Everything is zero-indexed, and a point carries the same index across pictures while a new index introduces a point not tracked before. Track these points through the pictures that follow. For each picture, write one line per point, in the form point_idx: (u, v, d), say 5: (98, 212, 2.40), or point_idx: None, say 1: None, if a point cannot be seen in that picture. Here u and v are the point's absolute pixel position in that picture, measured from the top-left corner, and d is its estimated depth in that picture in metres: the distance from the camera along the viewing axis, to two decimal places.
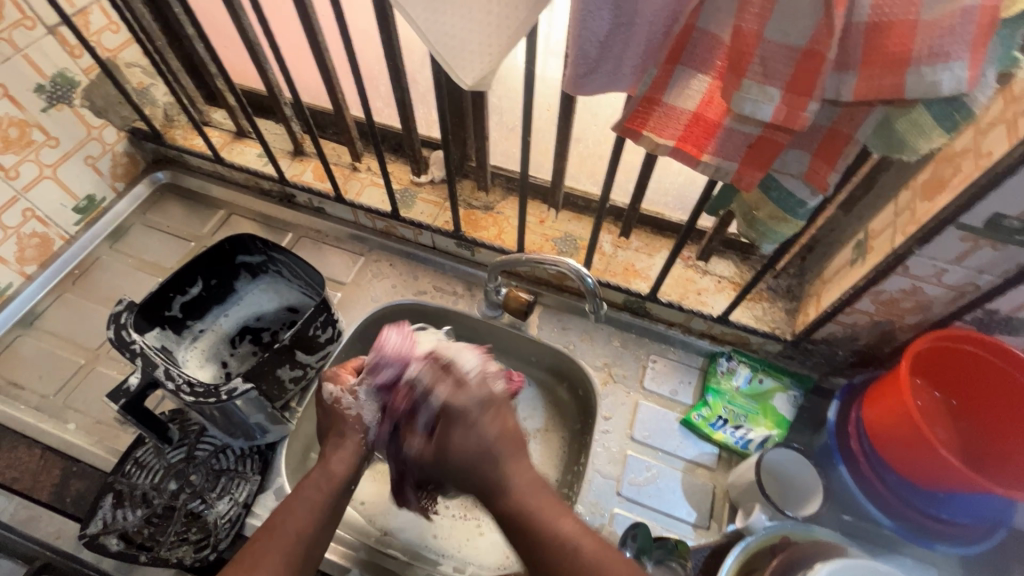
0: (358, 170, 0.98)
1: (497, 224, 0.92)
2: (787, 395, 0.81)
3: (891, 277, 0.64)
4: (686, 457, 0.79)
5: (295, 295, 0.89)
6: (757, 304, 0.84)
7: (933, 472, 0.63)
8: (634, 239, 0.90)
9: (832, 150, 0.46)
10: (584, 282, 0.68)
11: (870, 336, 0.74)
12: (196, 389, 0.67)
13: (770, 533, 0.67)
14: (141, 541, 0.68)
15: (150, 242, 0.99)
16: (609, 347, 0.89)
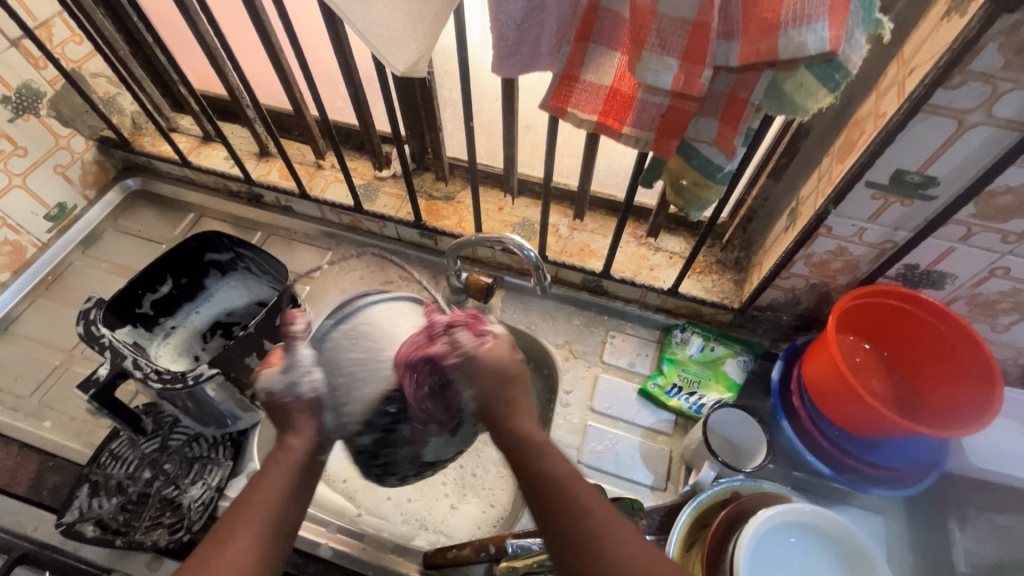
0: (322, 168, 1.02)
1: (457, 213, 0.96)
2: (737, 360, 0.84)
3: (818, 238, 0.68)
4: (644, 425, 0.83)
5: (264, 289, 0.92)
6: (707, 276, 0.88)
7: (866, 419, 0.67)
8: (588, 221, 0.94)
9: (734, 115, 0.50)
10: (528, 256, 0.72)
11: (809, 298, 0.78)
12: (164, 376, 0.69)
13: (722, 489, 0.71)
14: (116, 527, 0.70)
15: (122, 246, 1.02)
16: (569, 325, 0.92)
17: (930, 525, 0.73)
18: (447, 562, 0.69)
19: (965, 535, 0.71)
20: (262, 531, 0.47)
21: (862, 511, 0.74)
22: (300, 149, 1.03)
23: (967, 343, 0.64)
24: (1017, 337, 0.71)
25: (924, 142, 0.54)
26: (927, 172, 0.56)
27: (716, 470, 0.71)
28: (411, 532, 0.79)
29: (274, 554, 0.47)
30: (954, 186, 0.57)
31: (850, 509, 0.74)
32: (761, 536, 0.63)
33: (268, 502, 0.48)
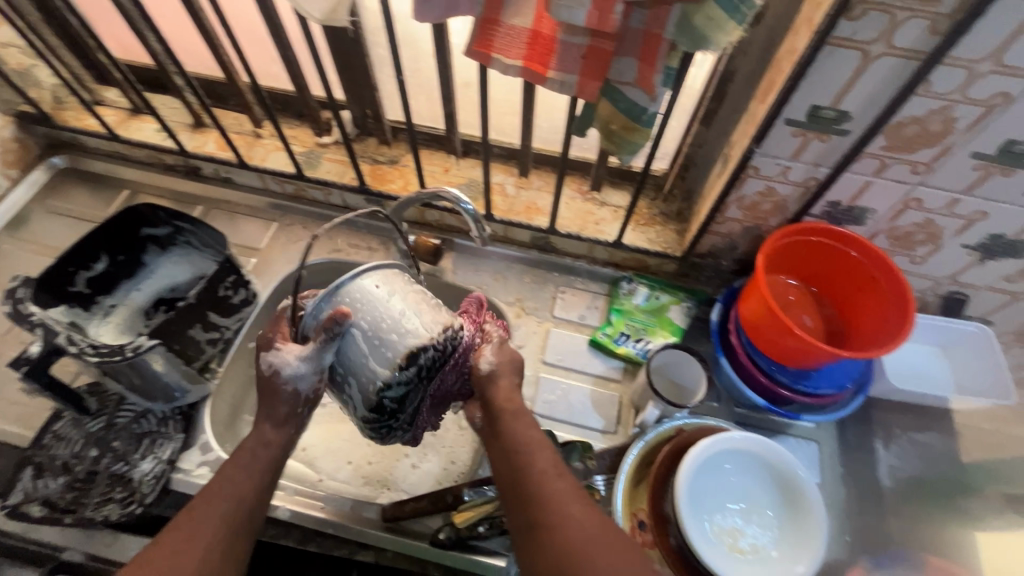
0: (261, 137, 0.99)
1: (403, 177, 0.95)
2: (681, 306, 0.87)
3: (747, 180, 0.70)
4: (594, 373, 0.85)
5: (208, 263, 0.90)
6: (651, 228, 0.90)
7: (795, 350, 0.70)
8: (534, 179, 0.94)
9: (651, 51, 0.52)
10: (464, 208, 0.71)
11: (745, 242, 0.81)
12: (100, 351, 0.67)
13: (666, 428, 0.75)
14: (64, 506, 0.69)
15: (53, 227, 0.97)
16: (521, 284, 0.94)
17: (859, 446, 0.78)
18: (405, 515, 0.71)
19: (889, 452, 0.77)
20: (227, 523, 0.53)
21: (798, 440, 0.79)
22: (237, 118, 1.00)
23: (882, 271, 0.69)
24: (933, 267, 0.76)
25: (834, 75, 0.56)
26: (840, 106, 0.59)
27: (660, 410, 0.74)
28: (372, 491, 0.80)
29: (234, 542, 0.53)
30: (864, 120, 0.59)
31: (786, 438, 0.79)
32: (700, 466, 0.66)
33: (235, 494, 0.55)
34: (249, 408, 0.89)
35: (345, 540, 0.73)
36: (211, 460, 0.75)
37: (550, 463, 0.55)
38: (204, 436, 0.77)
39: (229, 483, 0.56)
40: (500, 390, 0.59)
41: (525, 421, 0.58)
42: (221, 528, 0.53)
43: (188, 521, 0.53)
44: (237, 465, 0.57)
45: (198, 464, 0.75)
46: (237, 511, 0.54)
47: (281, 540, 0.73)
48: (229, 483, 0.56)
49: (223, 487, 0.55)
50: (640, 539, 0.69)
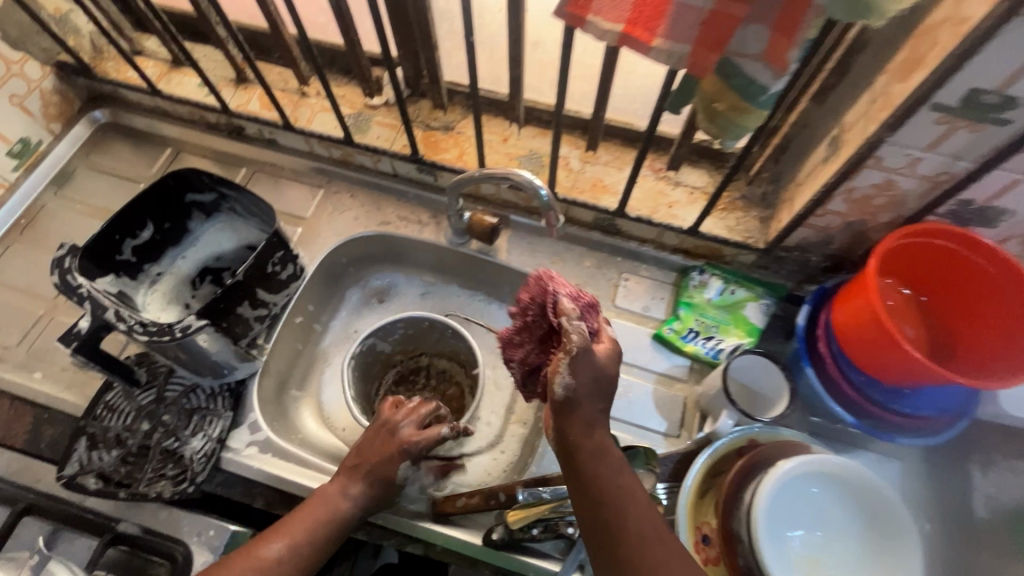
0: (306, 96, 0.92)
1: (458, 145, 0.87)
2: (759, 304, 0.80)
3: (863, 171, 0.61)
4: (657, 371, 0.80)
5: (253, 232, 0.86)
6: (731, 214, 0.82)
7: (897, 368, 0.62)
8: (602, 152, 0.85)
9: (790, 20, 0.43)
10: (541, 197, 0.67)
11: (843, 238, 0.72)
12: (150, 329, 0.65)
13: (738, 437, 0.68)
14: (119, 479, 0.69)
15: (97, 185, 0.94)
16: (581, 268, 0.87)
17: (952, 471, 0.71)
18: (455, 510, 0.68)
19: (986, 480, 0.70)
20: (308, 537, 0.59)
21: (878, 457, 0.73)
22: (282, 74, 0.93)
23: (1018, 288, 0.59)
24: None
25: (1011, 52, 0.46)
26: (1008, 91, 0.48)
27: (734, 419, 0.69)
28: None
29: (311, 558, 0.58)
30: None
31: (865, 453, 0.73)
32: (778, 491, 0.60)
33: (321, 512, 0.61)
34: (296, 382, 0.87)
35: (395, 531, 0.71)
36: (260, 441, 0.74)
37: (649, 522, 0.49)
38: (253, 415, 0.75)
39: (286, 542, 0.57)
40: (575, 422, 0.53)
41: (613, 466, 0.52)
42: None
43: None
44: (297, 526, 0.59)
45: (248, 444, 0.73)
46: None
47: None
48: (280, 546, 0.57)
49: (279, 551, 0.56)
50: (703, 554, 0.65)
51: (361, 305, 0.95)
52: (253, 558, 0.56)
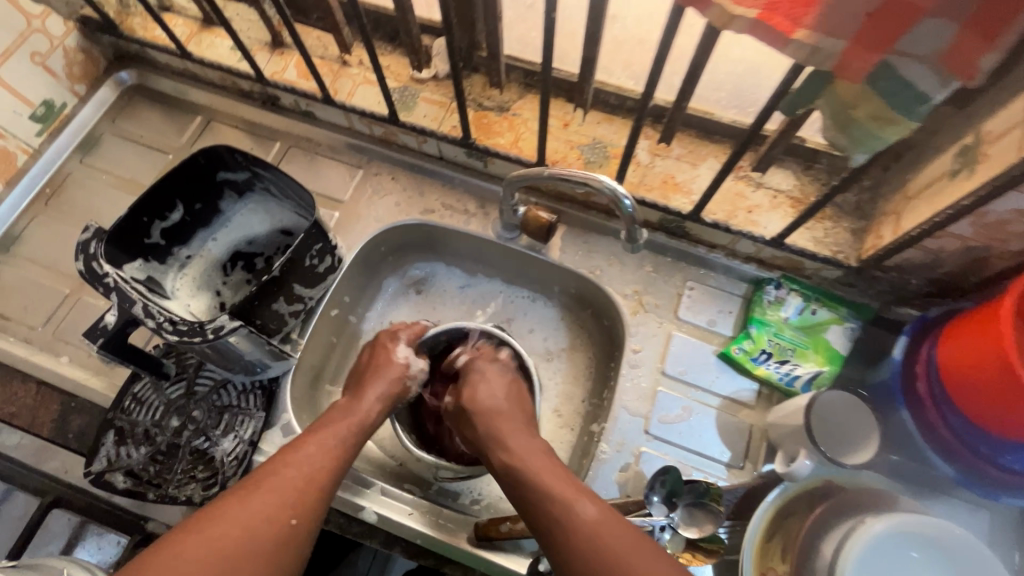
0: (348, 66, 0.84)
1: (513, 129, 0.79)
2: (843, 328, 0.71)
3: (1010, 194, 0.51)
4: (722, 394, 0.73)
5: (288, 216, 0.79)
6: (818, 224, 0.72)
7: (1019, 428, 0.53)
8: (675, 145, 0.76)
9: (989, 17, 0.35)
10: (620, 203, 0.60)
11: (958, 263, 0.63)
12: (179, 328, 0.60)
13: (816, 476, 0.63)
14: (148, 479, 0.65)
15: (124, 154, 0.88)
16: (641, 272, 0.79)
17: None
18: (499, 536, 0.63)
19: None
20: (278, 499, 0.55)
21: (966, 507, 0.64)
22: (322, 39, 0.85)
23: None
24: None
25: None
26: None
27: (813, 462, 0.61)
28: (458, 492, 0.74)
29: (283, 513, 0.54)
30: None
31: (953, 503, 0.64)
32: (867, 543, 0.54)
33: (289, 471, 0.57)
34: (330, 377, 0.83)
35: (434, 551, 0.66)
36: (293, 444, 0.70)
37: (601, 513, 0.54)
38: (287, 416, 0.71)
39: (315, 447, 0.60)
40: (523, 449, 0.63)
41: (554, 478, 0.58)
42: (311, 490, 0.57)
43: (275, 478, 0.56)
44: (322, 435, 0.62)
45: (280, 447, 0.69)
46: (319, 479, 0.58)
47: (364, 540, 0.67)
48: (312, 449, 0.60)
49: (309, 453, 0.60)
50: None
51: (399, 295, 0.89)
52: (285, 458, 0.58)
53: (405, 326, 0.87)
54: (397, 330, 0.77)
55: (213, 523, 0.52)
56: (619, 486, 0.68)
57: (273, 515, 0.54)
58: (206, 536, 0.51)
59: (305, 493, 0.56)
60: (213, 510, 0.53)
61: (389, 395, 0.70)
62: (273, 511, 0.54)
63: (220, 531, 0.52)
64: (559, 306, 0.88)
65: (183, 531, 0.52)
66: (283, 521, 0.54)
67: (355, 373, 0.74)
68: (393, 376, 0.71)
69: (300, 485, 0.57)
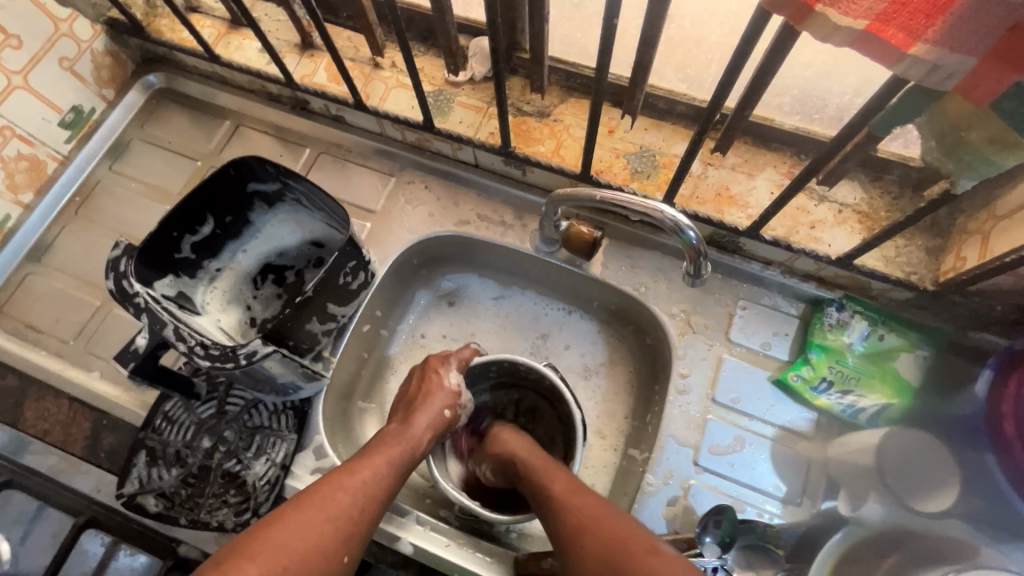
0: (380, 68, 0.80)
1: (555, 136, 0.74)
2: (913, 356, 0.66)
3: None
4: (777, 423, 0.68)
5: (319, 227, 0.76)
6: (889, 241, 0.66)
7: None
8: (730, 154, 0.71)
9: None
10: (685, 235, 0.55)
11: None
12: (211, 353, 0.57)
13: (883, 523, 0.58)
14: (180, 502, 0.64)
15: (153, 161, 0.86)
16: (689, 290, 0.74)
17: None
18: (541, 572, 0.60)
19: None
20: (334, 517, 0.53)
21: None
22: (353, 39, 0.81)
23: None
24: None
25: None
26: None
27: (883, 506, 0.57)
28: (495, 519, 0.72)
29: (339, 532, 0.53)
30: None
31: None
32: None
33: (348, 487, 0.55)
34: (362, 393, 0.81)
35: None
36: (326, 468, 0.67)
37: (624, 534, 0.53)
38: (319, 438, 0.68)
39: (370, 472, 0.58)
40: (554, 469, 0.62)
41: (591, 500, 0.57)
42: (364, 523, 0.55)
43: (333, 504, 0.54)
44: (375, 459, 0.59)
45: (313, 472, 0.67)
46: (371, 509, 0.56)
47: (399, 570, 0.65)
48: (368, 475, 0.57)
49: (366, 479, 0.57)
50: None
51: (431, 307, 0.86)
52: (343, 482, 0.55)
53: (438, 340, 0.85)
54: (448, 354, 0.72)
55: (269, 546, 0.49)
56: (666, 521, 0.64)
57: (329, 551, 0.51)
58: (265, 561, 0.48)
59: (357, 526, 0.54)
60: (271, 533, 0.50)
61: (438, 425, 0.67)
62: (330, 545, 0.52)
63: (279, 558, 0.49)
64: (599, 321, 0.83)
65: (237, 551, 0.49)
66: (337, 555, 0.52)
67: (404, 399, 0.70)
68: (443, 402, 0.68)
69: (356, 516, 0.54)
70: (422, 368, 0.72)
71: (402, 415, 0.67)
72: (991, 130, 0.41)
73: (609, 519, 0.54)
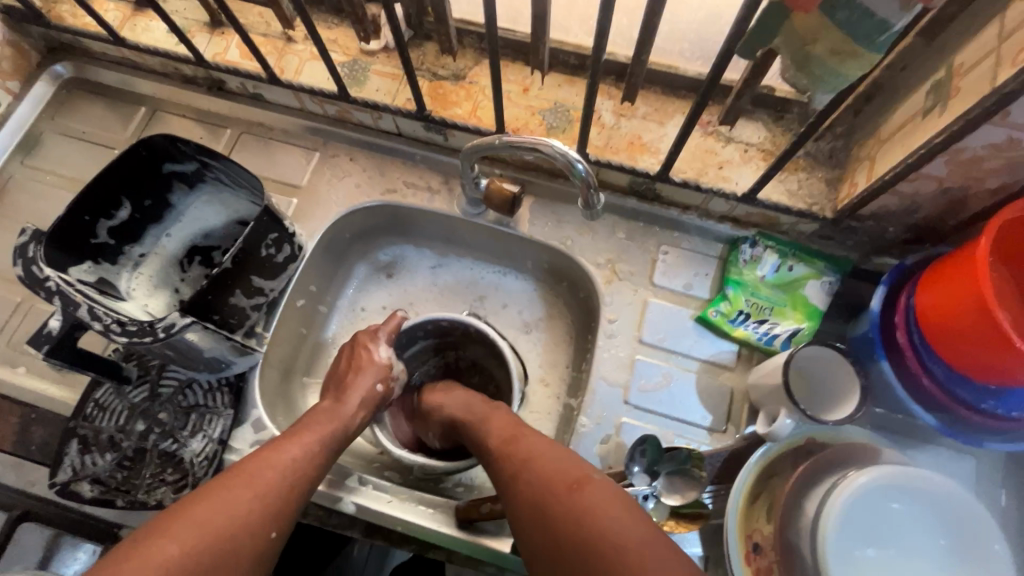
0: (293, 42, 0.80)
1: (471, 98, 0.75)
2: (821, 282, 0.70)
3: (982, 128, 0.49)
4: (701, 358, 0.71)
5: (244, 206, 0.76)
6: (791, 175, 0.70)
7: (1002, 369, 0.52)
8: (640, 104, 0.73)
9: None
10: (574, 170, 0.57)
11: (934, 207, 0.60)
12: (128, 329, 0.57)
13: (797, 435, 0.62)
14: (116, 485, 0.64)
15: (67, 152, 0.83)
16: (613, 240, 0.76)
17: None
18: (481, 518, 0.62)
19: None
20: (268, 494, 0.53)
21: (950, 453, 0.65)
22: (263, 15, 0.80)
23: None
24: None
25: None
26: None
27: (794, 420, 0.60)
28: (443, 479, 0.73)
29: (273, 506, 0.53)
30: None
31: (936, 450, 0.65)
32: (863, 503, 0.53)
33: (279, 462, 0.55)
34: (303, 369, 0.81)
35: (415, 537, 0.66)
36: (266, 440, 0.68)
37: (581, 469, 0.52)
38: (257, 412, 0.69)
39: (299, 451, 0.58)
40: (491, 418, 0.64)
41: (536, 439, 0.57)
42: (292, 499, 0.55)
43: (261, 483, 0.53)
44: (303, 439, 0.59)
45: (252, 444, 0.67)
46: (298, 482, 0.56)
47: (345, 531, 0.66)
48: (297, 454, 0.57)
49: (295, 457, 0.57)
50: (754, 565, 0.59)
51: (369, 280, 0.87)
52: (271, 461, 0.55)
53: (378, 311, 0.85)
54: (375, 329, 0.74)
55: (192, 521, 0.49)
56: (600, 459, 0.67)
57: (255, 527, 0.51)
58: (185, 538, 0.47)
59: (287, 503, 0.54)
60: (194, 512, 0.49)
61: (369, 401, 0.68)
62: (257, 520, 0.51)
63: (199, 533, 0.48)
64: (535, 280, 0.85)
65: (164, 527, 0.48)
66: (264, 529, 0.52)
67: (334, 379, 0.71)
68: (374, 375, 0.70)
69: (283, 493, 0.54)
70: (352, 345, 0.73)
71: (335, 394, 0.68)
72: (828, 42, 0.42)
73: (553, 458, 0.54)
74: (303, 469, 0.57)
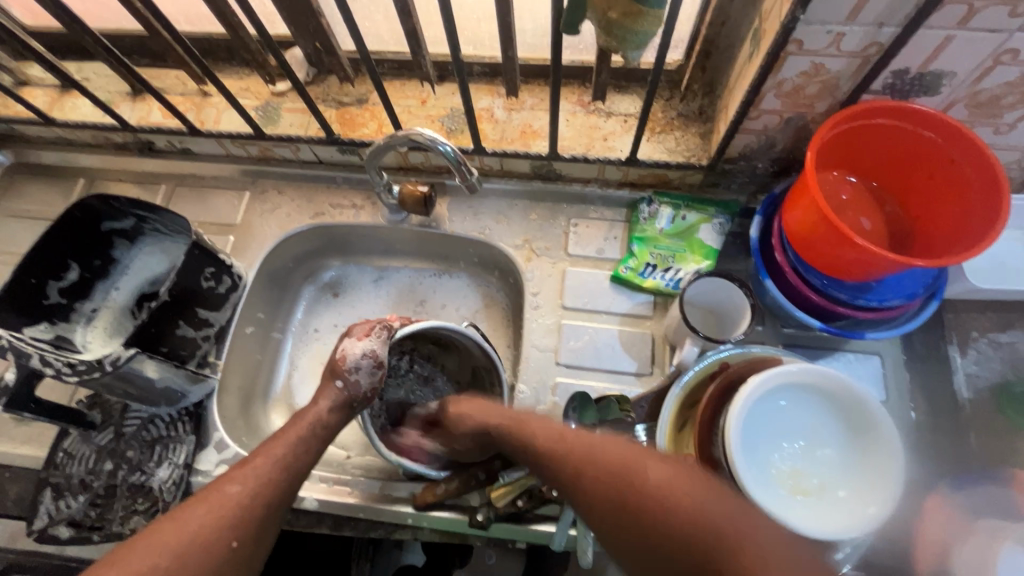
0: (209, 96, 0.87)
1: (375, 117, 0.82)
2: (712, 224, 0.76)
3: (787, 59, 0.56)
4: (620, 312, 0.77)
5: (183, 251, 0.83)
6: (668, 135, 0.77)
7: (860, 262, 0.58)
8: (525, 96, 0.81)
9: None
10: (441, 151, 0.66)
11: (786, 138, 0.68)
12: (79, 369, 0.62)
13: (710, 362, 0.67)
14: (91, 523, 0.67)
15: (14, 231, 0.89)
16: (527, 223, 0.83)
17: (935, 356, 0.69)
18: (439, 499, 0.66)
19: (968, 360, 0.68)
20: (242, 521, 0.51)
21: (858, 355, 0.69)
22: (179, 77, 0.88)
23: (972, 156, 0.55)
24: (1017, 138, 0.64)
25: None
26: None
27: (699, 346, 0.67)
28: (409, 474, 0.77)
29: (248, 523, 0.51)
30: None
31: (845, 355, 0.70)
32: (751, 408, 0.59)
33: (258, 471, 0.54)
34: (263, 393, 0.85)
35: (378, 523, 0.69)
36: (230, 458, 0.73)
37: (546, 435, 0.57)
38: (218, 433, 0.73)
39: (265, 458, 0.56)
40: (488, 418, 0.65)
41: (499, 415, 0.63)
42: (262, 509, 0.52)
43: (217, 496, 0.51)
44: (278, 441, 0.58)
45: (217, 463, 0.72)
46: (271, 495, 0.54)
47: (314, 529, 0.69)
48: (265, 457, 0.55)
49: (261, 462, 0.55)
50: None
51: (317, 301, 0.92)
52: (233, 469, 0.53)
53: (329, 329, 0.90)
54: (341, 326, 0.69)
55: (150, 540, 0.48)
56: None
57: (207, 540, 0.49)
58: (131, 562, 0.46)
59: (262, 519, 0.52)
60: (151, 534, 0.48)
61: None
62: (210, 535, 0.49)
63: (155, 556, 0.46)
64: (470, 274, 0.91)
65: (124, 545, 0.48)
66: (225, 540, 0.49)
67: None
68: (332, 373, 0.65)
69: (246, 503, 0.52)
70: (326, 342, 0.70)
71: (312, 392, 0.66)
72: (621, 7, 0.50)
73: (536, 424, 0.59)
74: (283, 479, 0.55)
